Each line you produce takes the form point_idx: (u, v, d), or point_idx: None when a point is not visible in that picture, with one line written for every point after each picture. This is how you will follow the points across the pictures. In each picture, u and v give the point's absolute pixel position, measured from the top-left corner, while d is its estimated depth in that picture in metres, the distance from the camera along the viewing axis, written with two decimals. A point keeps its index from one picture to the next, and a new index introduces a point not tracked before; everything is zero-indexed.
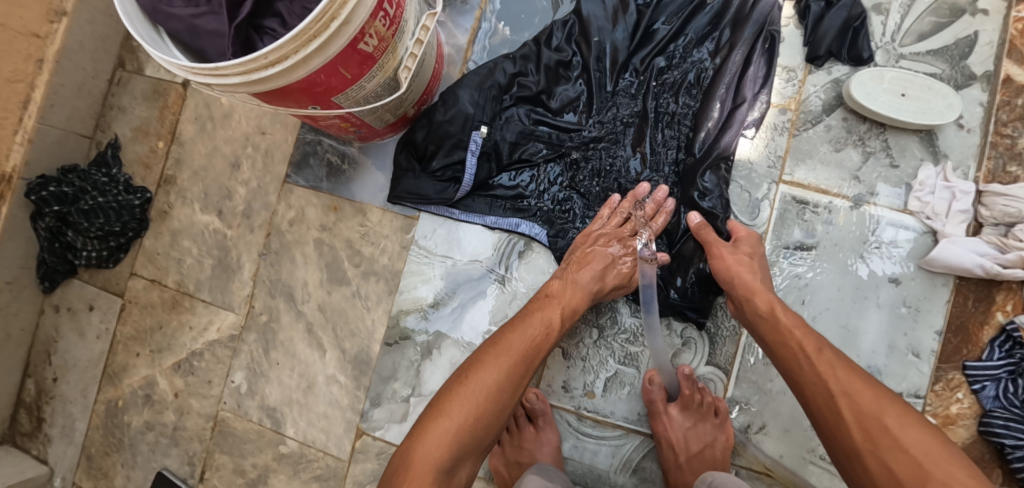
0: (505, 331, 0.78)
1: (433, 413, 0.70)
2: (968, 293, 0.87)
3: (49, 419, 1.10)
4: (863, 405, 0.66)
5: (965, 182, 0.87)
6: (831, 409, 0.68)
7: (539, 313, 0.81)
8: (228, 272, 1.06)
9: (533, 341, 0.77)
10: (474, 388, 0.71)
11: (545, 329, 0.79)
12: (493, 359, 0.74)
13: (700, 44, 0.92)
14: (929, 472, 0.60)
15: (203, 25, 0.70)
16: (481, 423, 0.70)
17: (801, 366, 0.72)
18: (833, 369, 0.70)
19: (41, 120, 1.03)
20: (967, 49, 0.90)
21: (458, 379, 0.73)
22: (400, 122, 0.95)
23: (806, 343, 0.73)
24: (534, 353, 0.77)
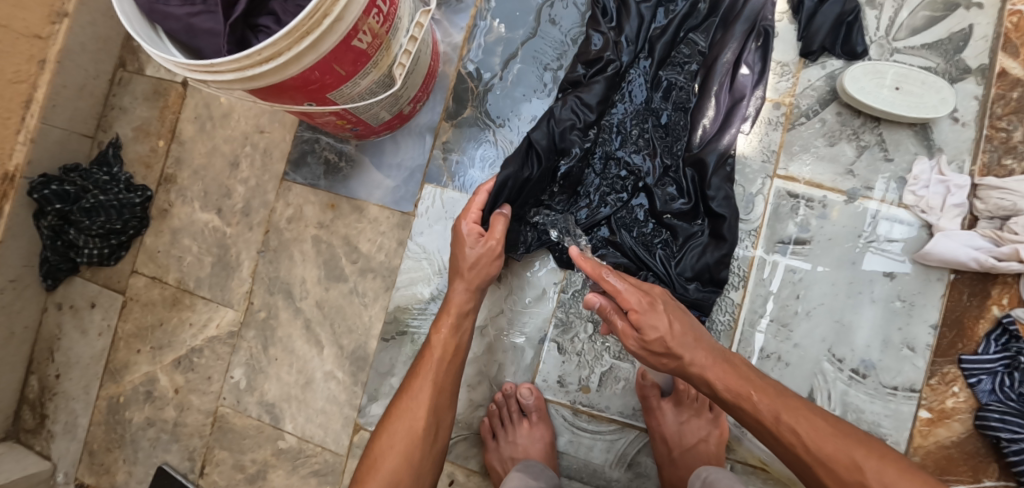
0: (411, 392, 0.81)
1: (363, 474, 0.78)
2: (964, 287, 0.87)
3: (52, 415, 1.12)
4: (841, 471, 0.65)
5: (960, 176, 0.87)
6: (813, 478, 0.67)
7: (415, 380, 0.82)
8: (228, 270, 1.07)
9: (412, 413, 0.79)
10: (384, 454, 0.78)
11: (420, 395, 0.81)
12: (398, 420, 0.79)
13: (693, 44, 0.93)
14: None
15: (199, 24, 0.71)
16: (401, 485, 0.76)
17: (768, 438, 0.70)
18: (800, 439, 0.67)
19: (43, 120, 1.05)
20: (961, 43, 0.90)
21: (377, 438, 0.80)
22: (396, 120, 0.97)
23: (765, 414, 0.69)
24: (415, 423, 0.79)
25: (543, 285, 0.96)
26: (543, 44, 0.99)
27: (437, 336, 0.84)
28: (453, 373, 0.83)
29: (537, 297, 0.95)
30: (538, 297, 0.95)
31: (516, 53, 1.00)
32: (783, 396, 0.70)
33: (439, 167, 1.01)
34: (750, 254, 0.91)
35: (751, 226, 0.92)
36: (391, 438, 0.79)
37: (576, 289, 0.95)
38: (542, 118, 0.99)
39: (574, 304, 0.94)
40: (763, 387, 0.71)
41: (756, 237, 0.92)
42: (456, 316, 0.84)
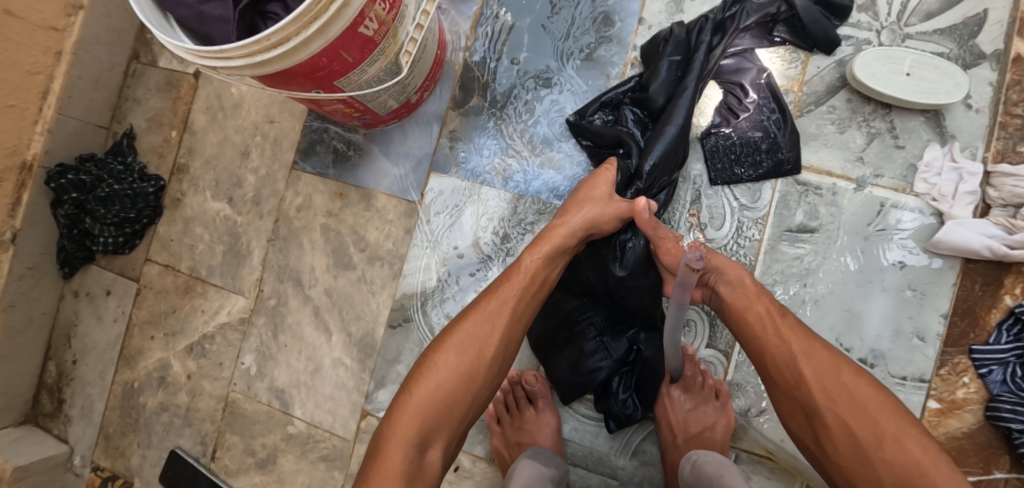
0: (484, 313, 0.75)
1: (412, 381, 0.73)
2: (976, 276, 0.86)
3: (69, 399, 1.14)
4: (825, 373, 0.69)
5: (973, 163, 0.85)
6: (793, 369, 0.70)
7: (490, 301, 0.76)
8: (239, 258, 1.08)
9: (483, 337, 0.74)
10: (446, 369, 0.72)
11: (494, 318, 0.75)
12: (439, 374, 0.72)
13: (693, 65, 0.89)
14: (880, 424, 0.65)
15: (209, 11, 0.72)
16: (455, 407, 0.71)
17: (766, 328, 0.74)
18: (808, 368, 0.69)
19: (60, 111, 1.07)
20: (975, 28, 0.88)
21: (431, 352, 0.75)
22: (403, 108, 0.98)
23: (785, 342, 0.72)
24: (484, 347, 0.73)
25: None
26: (549, 34, 0.99)
27: (500, 292, 0.77)
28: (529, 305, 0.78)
29: None
30: None
31: (524, 41, 1.00)
32: (803, 333, 0.73)
33: (446, 156, 1.01)
34: (757, 241, 0.91)
35: (759, 213, 0.91)
36: (460, 353, 0.73)
37: None
38: (550, 107, 0.98)
39: None
40: (786, 320, 0.74)
41: (764, 225, 0.91)
42: (555, 248, 0.80)
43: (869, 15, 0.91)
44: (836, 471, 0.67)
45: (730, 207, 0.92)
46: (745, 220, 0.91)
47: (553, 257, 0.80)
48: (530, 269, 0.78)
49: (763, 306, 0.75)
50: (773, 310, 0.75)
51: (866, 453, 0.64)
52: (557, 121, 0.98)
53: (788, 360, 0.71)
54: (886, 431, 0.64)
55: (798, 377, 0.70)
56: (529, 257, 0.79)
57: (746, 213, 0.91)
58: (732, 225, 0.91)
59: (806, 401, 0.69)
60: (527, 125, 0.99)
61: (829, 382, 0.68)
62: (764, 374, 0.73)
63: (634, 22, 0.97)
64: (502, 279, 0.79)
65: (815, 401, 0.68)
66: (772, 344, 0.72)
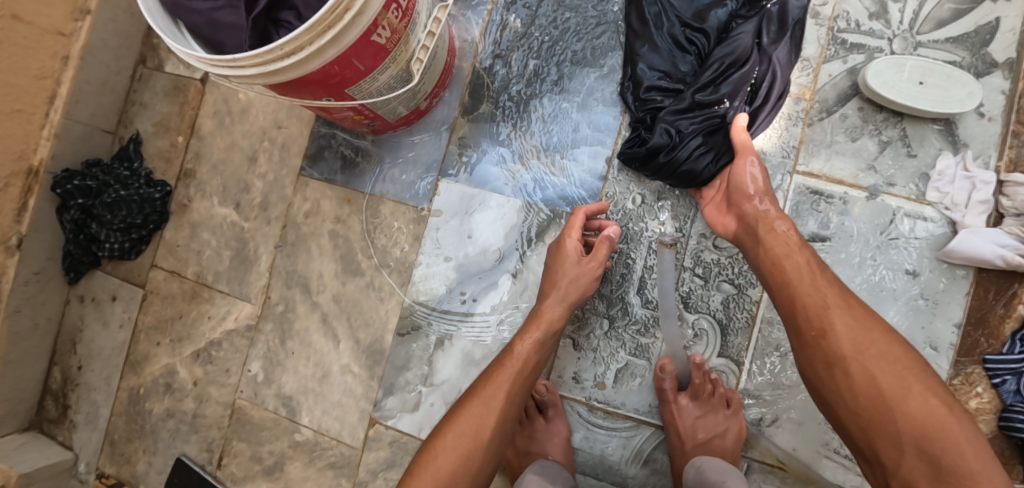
0: (480, 400, 0.77)
1: (416, 468, 0.74)
2: (990, 285, 0.85)
3: (74, 405, 1.14)
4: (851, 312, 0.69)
5: (986, 172, 0.85)
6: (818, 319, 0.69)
7: (487, 385, 0.78)
8: (246, 264, 1.08)
9: (479, 419, 0.75)
10: (445, 453, 0.73)
11: (488, 402, 0.76)
12: (433, 468, 0.73)
13: (708, 37, 0.90)
14: (897, 408, 0.62)
15: (221, 19, 0.71)
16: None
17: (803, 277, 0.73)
18: (841, 318, 0.68)
19: (66, 115, 1.07)
20: (988, 36, 0.88)
21: (434, 438, 0.76)
22: (413, 115, 0.98)
23: (821, 293, 0.71)
24: (479, 430, 0.74)
25: None
26: (558, 41, 0.99)
27: (496, 378, 0.79)
28: (525, 389, 0.79)
29: None
30: None
31: (533, 48, 0.99)
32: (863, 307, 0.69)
33: (456, 162, 1.01)
34: None
35: None
36: (457, 438, 0.74)
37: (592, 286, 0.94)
38: (560, 114, 0.98)
39: (591, 299, 0.94)
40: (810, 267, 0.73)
41: None
42: (545, 330, 0.82)
43: (881, 23, 0.91)
44: (857, 426, 0.65)
45: None
46: None
47: (545, 340, 0.82)
48: (525, 352, 0.80)
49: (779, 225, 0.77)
50: (812, 262, 0.74)
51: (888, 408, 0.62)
52: (567, 127, 0.98)
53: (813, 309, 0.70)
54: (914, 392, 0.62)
55: (824, 308, 0.69)
56: (523, 340, 0.81)
57: None
58: None
59: (832, 352, 0.67)
60: (536, 131, 0.99)
61: (860, 337, 0.66)
62: (790, 322, 0.73)
63: None
64: (495, 369, 0.80)
65: (840, 349, 0.66)
66: (806, 294, 0.72)
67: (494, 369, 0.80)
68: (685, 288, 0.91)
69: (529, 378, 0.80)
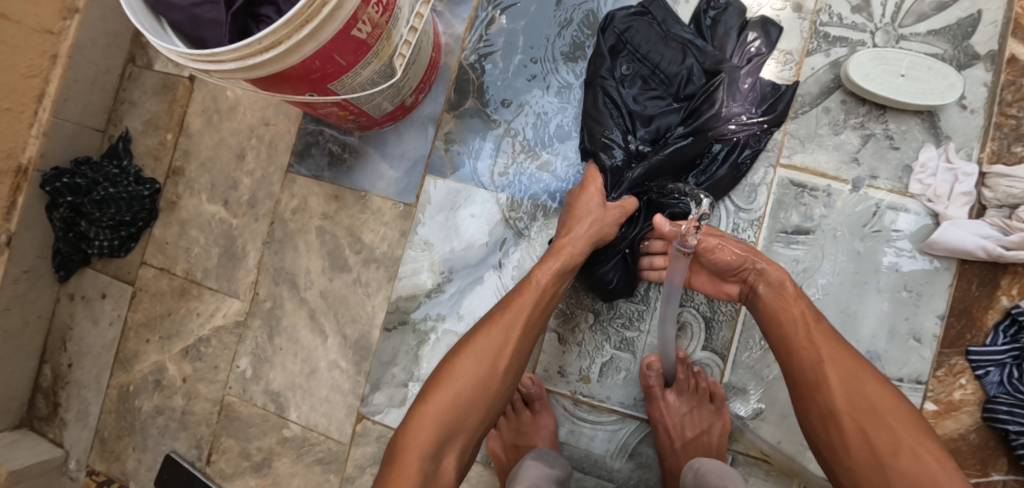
0: (500, 326, 0.77)
1: (430, 389, 0.74)
2: (973, 277, 0.85)
3: (64, 403, 1.14)
4: (843, 369, 0.69)
5: (968, 164, 0.85)
6: (816, 372, 0.70)
7: (505, 312, 0.77)
8: (234, 260, 1.08)
9: (498, 345, 0.75)
10: (463, 374, 0.74)
11: (508, 331, 0.76)
12: (455, 388, 0.73)
13: (669, 87, 0.91)
14: (891, 454, 0.65)
15: (202, 14, 0.72)
16: (468, 417, 0.73)
17: (796, 329, 0.73)
18: (835, 374, 0.69)
19: (55, 114, 1.07)
20: (970, 28, 0.88)
21: (450, 358, 0.76)
22: (398, 111, 0.98)
23: (816, 345, 0.71)
24: (498, 360, 0.75)
25: None
26: (543, 35, 0.99)
27: (513, 306, 0.77)
28: (541, 316, 0.80)
29: None
30: None
31: (518, 43, 1.00)
32: (846, 345, 0.72)
33: (442, 158, 1.01)
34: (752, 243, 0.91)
35: (754, 215, 0.91)
36: (473, 363, 0.75)
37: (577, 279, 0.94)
38: (545, 110, 0.98)
39: (575, 293, 0.94)
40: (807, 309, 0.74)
41: (759, 226, 0.91)
42: (564, 262, 0.80)
43: (864, 17, 0.91)
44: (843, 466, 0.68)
45: (724, 208, 0.92)
46: (740, 221, 0.91)
47: (564, 272, 0.81)
48: (542, 280, 0.79)
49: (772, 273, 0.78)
50: (807, 313, 0.74)
51: (880, 461, 0.65)
52: (552, 123, 0.98)
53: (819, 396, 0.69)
54: (903, 445, 0.65)
55: (819, 353, 0.71)
56: (540, 269, 0.80)
57: (740, 215, 0.91)
58: (726, 227, 0.91)
59: (827, 404, 0.69)
60: (522, 126, 0.99)
61: (855, 393, 0.68)
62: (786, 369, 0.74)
63: None
64: (507, 303, 0.79)
65: (836, 406, 0.68)
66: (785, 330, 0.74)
67: (513, 295, 0.79)
68: None
69: (547, 308, 0.80)
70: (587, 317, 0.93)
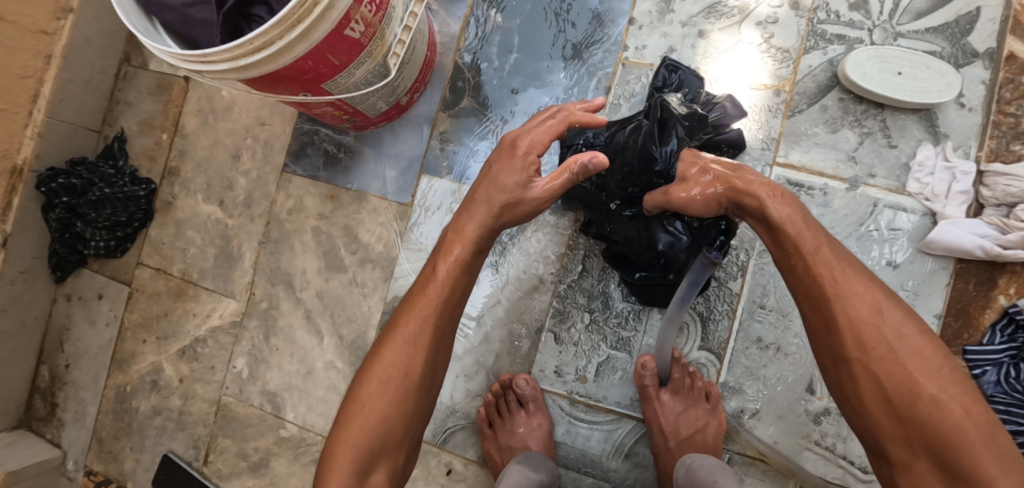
0: (405, 330, 0.70)
1: (343, 419, 0.68)
2: (970, 276, 0.85)
3: (62, 403, 1.14)
4: (858, 310, 0.59)
5: (966, 163, 0.85)
6: (825, 311, 0.61)
7: (410, 319, 0.70)
8: (230, 261, 1.08)
9: (405, 360, 0.69)
10: (371, 399, 0.68)
11: (416, 342, 0.69)
12: (367, 411, 0.67)
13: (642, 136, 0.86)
14: (917, 392, 0.56)
15: (194, 14, 0.72)
16: (388, 439, 0.67)
17: (800, 265, 0.63)
18: (852, 313, 0.59)
19: (50, 114, 1.07)
20: (968, 26, 0.88)
21: (359, 384, 0.69)
22: (394, 110, 0.98)
23: (827, 279, 0.61)
24: (408, 373, 0.68)
25: (540, 274, 0.95)
26: (539, 34, 0.99)
27: (415, 312, 0.71)
28: (451, 316, 0.72)
29: (534, 286, 0.95)
30: (534, 286, 0.95)
31: (514, 42, 0.99)
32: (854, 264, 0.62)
33: (437, 157, 1.01)
34: (749, 243, 0.90)
35: None
36: (384, 380, 0.68)
37: (573, 280, 0.94)
38: (540, 109, 0.98)
39: (572, 293, 0.94)
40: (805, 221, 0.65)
41: None
42: (467, 248, 0.74)
43: (862, 14, 0.90)
44: (857, 413, 0.60)
45: None
46: None
47: (478, 244, 0.74)
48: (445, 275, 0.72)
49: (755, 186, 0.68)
50: (823, 246, 0.63)
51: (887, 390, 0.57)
52: None
53: (832, 334, 0.60)
54: (925, 391, 0.56)
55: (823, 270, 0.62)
56: (442, 265, 0.73)
57: None
58: None
59: (838, 346, 0.60)
60: (518, 126, 0.99)
61: (871, 332, 0.58)
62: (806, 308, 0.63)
63: (625, 22, 0.96)
64: (409, 309, 0.71)
65: (846, 348, 0.59)
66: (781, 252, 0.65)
67: (418, 292, 0.72)
68: None
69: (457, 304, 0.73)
70: (583, 318, 0.93)
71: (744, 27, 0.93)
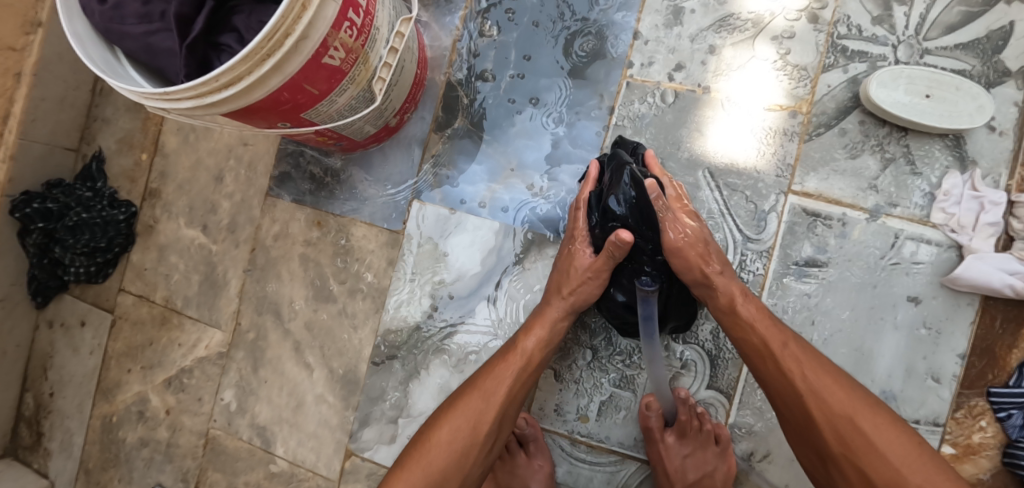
0: (484, 385, 0.76)
1: (428, 430, 0.74)
2: (996, 313, 0.80)
3: (48, 433, 1.11)
4: (831, 406, 0.65)
5: (996, 192, 0.79)
6: (801, 408, 0.67)
7: (488, 375, 0.76)
8: (215, 288, 1.03)
9: (495, 386, 0.75)
10: (461, 416, 0.74)
11: (488, 398, 0.75)
12: (460, 420, 0.73)
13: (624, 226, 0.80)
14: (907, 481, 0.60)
15: (157, 43, 0.64)
16: (445, 486, 0.71)
17: (766, 363, 0.71)
18: (831, 401, 0.65)
19: (22, 135, 1.01)
20: (1001, 42, 0.81)
21: (430, 427, 0.74)
22: (382, 132, 0.92)
23: (797, 375, 0.68)
24: (478, 428, 0.73)
25: None
26: (538, 49, 0.92)
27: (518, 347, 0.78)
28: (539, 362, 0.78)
29: None
30: None
31: (510, 58, 0.93)
32: (854, 396, 0.65)
33: (430, 182, 0.95)
34: (761, 276, 0.85)
35: (763, 246, 0.85)
36: (451, 427, 0.73)
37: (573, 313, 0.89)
38: (540, 131, 0.92)
39: (573, 328, 0.89)
40: (836, 382, 0.66)
41: (769, 258, 0.85)
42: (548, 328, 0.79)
43: (886, 28, 0.83)
44: None
45: (733, 239, 0.85)
46: (748, 252, 0.85)
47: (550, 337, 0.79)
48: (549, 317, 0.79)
49: (780, 346, 0.70)
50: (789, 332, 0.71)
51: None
52: (547, 144, 0.92)
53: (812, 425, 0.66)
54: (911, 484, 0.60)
55: (818, 398, 0.66)
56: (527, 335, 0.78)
57: (749, 245, 0.85)
58: (734, 258, 0.85)
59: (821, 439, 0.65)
60: (516, 148, 0.93)
61: (845, 423, 0.64)
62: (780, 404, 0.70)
63: (629, 36, 0.90)
64: (506, 350, 0.78)
65: (830, 444, 0.64)
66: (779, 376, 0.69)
67: (496, 359, 0.78)
68: None
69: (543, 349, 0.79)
70: (586, 356, 0.88)
71: (759, 43, 0.86)
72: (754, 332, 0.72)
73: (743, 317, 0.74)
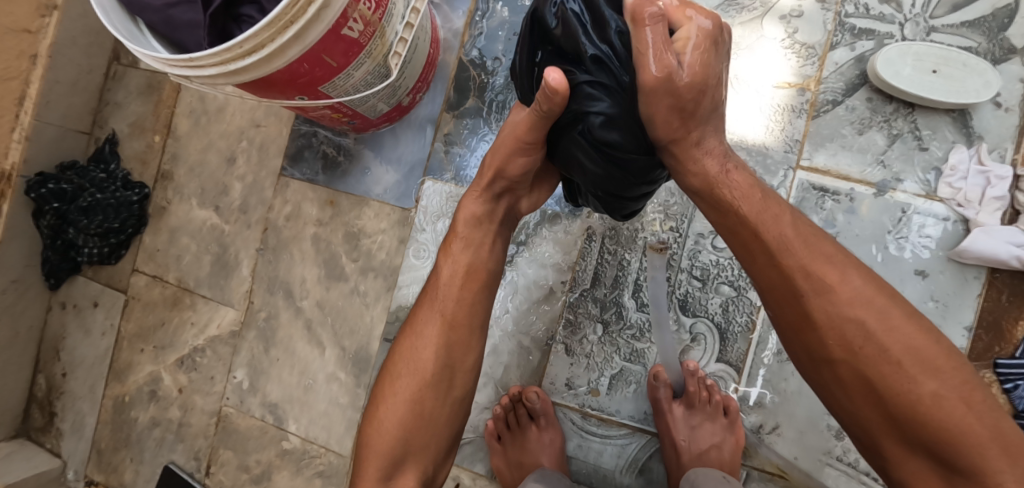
0: (421, 326, 0.70)
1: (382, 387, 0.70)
2: (1003, 287, 0.81)
3: (60, 414, 1.12)
4: (840, 302, 0.55)
5: (1002, 167, 0.80)
6: (799, 306, 0.58)
7: (425, 314, 0.70)
8: (227, 269, 1.04)
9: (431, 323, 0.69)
10: (407, 365, 0.68)
11: (426, 337, 0.68)
12: (404, 368, 0.68)
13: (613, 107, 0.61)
14: (919, 386, 0.52)
15: (178, 15, 0.67)
16: (412, 441, 0.66)
17: (756, 254, 0.60)
18: (838, 297, 0.56)
19: (37, 117, 1.02)
20: (1006, 20, 0.82)
21: (386, 383, 0.69)
22: (395, 112, 0.93)
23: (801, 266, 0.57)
24: (424, 374, 0.67)
25: (551, 283, 0.91)
26: None
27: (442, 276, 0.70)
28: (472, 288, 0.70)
29: (544, 296, 0.91)
30: (545, 296, 0.91)
31: None
32: (867, 292, 0.56)
33: (441, 161, 0.96)
34: None
35: None
36: (399, 381, 0.68)
37: (584, 288, 0.90)
38: None
39: (583, 303, 0.90)
40: (848, 277, 0.56)
41: None
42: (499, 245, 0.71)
43: (893, 7, 0.85)
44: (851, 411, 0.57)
45: None
46: None
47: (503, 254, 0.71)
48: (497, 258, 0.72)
49: (769, 237, 0.59)
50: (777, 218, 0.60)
51: (879, 390, 0.54)
52: None
53: (813, 325, 0.57)
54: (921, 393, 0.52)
55: (824, 295, 0.56)
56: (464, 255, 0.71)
57: None
58: None
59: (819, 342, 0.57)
60: None
61: (854, 328, 0.55)
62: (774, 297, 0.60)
63: None
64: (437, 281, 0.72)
65: (830, 349, 0.56)
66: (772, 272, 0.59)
67: (424, 295, 0.72)
68: (681, 291, 0.87)
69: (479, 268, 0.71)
70: (597, 330, 0.89)
71: (767, 22, 0.87)
72: (740, 217, 0.61)
73: (728, 192, 0.62)
